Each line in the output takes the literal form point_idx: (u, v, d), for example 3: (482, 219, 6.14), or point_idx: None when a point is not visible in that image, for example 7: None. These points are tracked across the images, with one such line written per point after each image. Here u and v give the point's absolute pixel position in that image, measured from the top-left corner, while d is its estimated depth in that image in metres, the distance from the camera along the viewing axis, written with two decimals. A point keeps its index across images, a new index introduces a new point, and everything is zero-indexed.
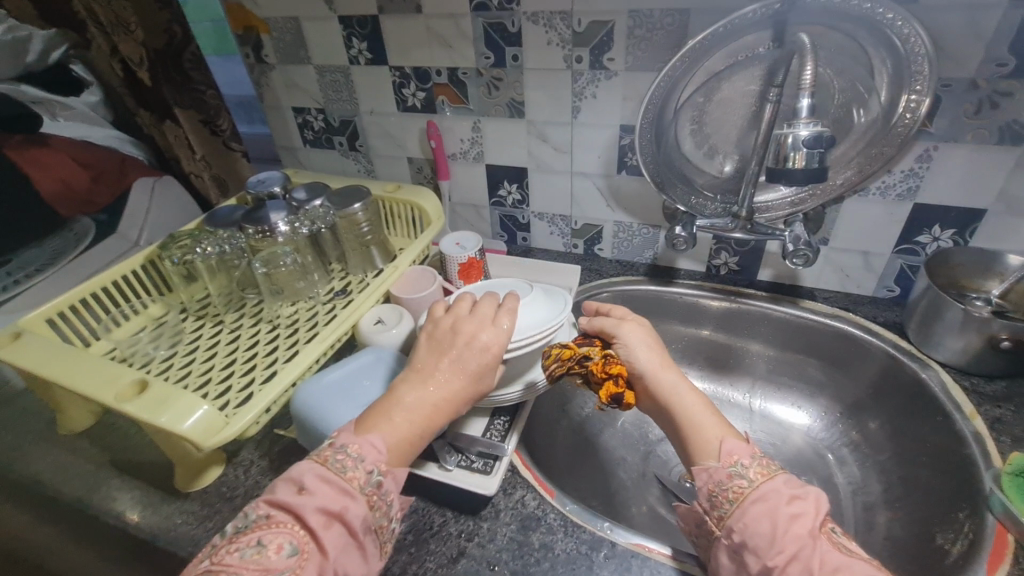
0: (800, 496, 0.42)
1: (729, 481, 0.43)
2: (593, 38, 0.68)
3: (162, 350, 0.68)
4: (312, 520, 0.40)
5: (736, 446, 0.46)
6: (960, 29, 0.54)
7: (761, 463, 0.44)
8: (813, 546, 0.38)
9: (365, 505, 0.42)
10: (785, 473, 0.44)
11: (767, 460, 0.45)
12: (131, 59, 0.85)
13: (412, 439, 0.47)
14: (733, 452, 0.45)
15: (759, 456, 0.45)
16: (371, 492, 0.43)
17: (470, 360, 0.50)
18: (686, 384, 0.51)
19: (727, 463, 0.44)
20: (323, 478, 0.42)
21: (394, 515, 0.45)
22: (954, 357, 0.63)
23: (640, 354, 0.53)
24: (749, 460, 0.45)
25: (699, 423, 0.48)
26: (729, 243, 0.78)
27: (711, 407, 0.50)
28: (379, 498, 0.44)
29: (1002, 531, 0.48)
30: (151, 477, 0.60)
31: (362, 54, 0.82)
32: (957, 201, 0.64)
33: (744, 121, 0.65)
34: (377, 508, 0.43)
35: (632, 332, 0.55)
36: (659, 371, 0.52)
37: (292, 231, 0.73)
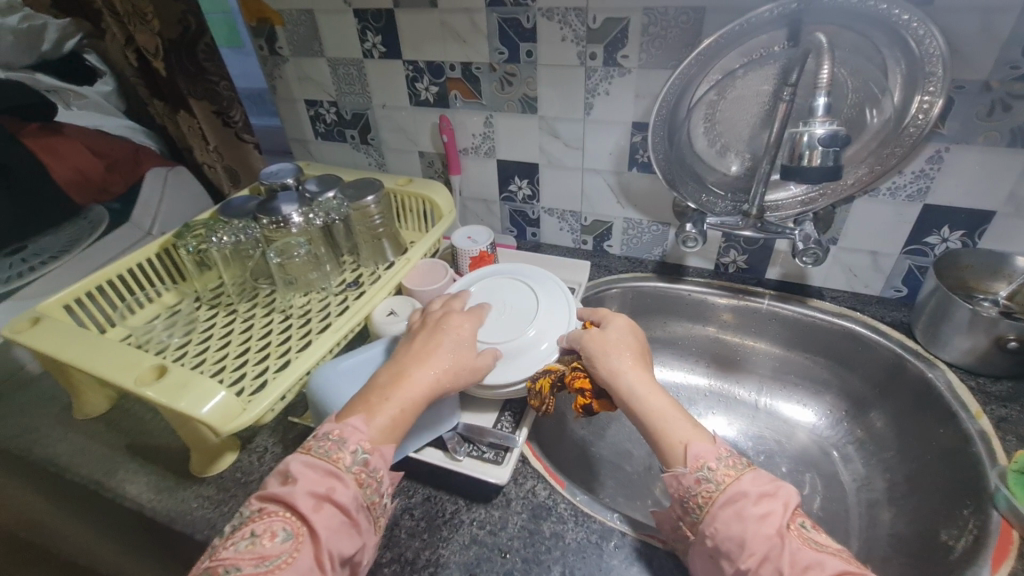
0: (768, 497, 0.41)
1: (697, 486, 0.43)
2: (608, 35, 0.68)
3: (176, 338, 0.68)
4: (302, 505, 0.40)
5: (702, 449, 0.44)
6: (974, 31, 0.54)
7: (728, 464, 0.44)
8: (783, 545, 0.38)
9: (353, 484, 0.43)
10: (752, 471, 0.43)
11: (736, 459, 0.44)
12: (147, 50, 0.85)
13: (394, 417, 0.47)
14: (699, 456, 0.44)
15: (725, 455, 0.44)
16: (358, 471, 0.44)
17: (441, 339, 0.54)
18: (652, 388, 0.51)
19: (693, 467, 0.44)
20: (307, 464, 0.43)
21: (387, 491, 0.46)
22: (961, 356, 0.63)
23: (610, 363, 0.53)
24: (716, 462, 0.44)
25: (668, 427, 0.47)
26: (738, 241, 0.79)
27: (681, 409, 0.49)
28: (369, 475, 0.44)
29: (1007, 528, 0.48)
30: (167, 462, 0.61)
31: (376, 48, 0.82)
32: (967, 203, 0.64)
33: (757, 120, 0.66)
34: (367, 485, 0.44)
35: (598, 340, 0.55)
36: (624, 377, 0.52)
37: (306, 222, 0.73)
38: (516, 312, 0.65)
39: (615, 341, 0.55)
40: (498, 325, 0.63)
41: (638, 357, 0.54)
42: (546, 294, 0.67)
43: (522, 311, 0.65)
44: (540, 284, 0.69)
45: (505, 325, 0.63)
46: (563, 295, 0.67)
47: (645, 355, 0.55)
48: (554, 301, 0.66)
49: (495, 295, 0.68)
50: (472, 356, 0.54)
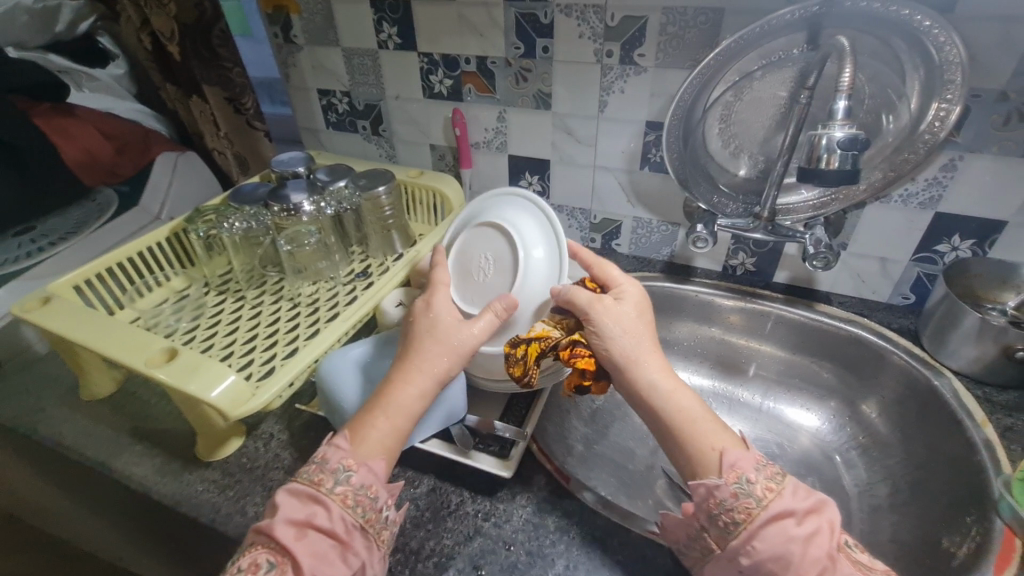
0: (809, 516, 0.41)
1: (735, 500, 0.42)
2: (625, 33, 0.68)
3: (184, 322, 0.69)
4: (283, 533, 0.41)
5: (740, 459, 0.44)
6: (994, 40, 0.54)
7: (768, 475, 0.43)
8: (834, 568, 0.39)
9: (337, 506, 0.43)
10: (791, 483, 0.43)
11: (772, 468, 0.44)
12: (162, 33, 0.86)
13: (380, 431, 0.47)
14: (737, 465, 0.44)
15: (764, 466, 0.44)
16: (342, 492, 0.43)
17: (420, 332, 0.52)
18: (676, 386, 0.49)
19: (731, 478, 0.43)
20: (295, 492, 0.43)
21: (385, 504, 0.45)
22: (967, 365, 0.64)
23: (633, 353, 0.51)
24: (754, 473, 0.43)
25: (700, 431, 0.47)
26: (747, 243, 0.79)
27: (706, 410, 0.49)
28: (357, 493, 0.44)
29: (1010, 536, 0.49)
30: (173, 445, 0.61)
31: (392, 38, 0.82)
32: (978, 212, 0.65)
33: (772, 123, 0.66)
34: (356, 504, 0.43)
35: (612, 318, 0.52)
36: (645, 368, 0.50)
37: (317, 210, 0.73)
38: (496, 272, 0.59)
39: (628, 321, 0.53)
40: (482, 291, 0.58)
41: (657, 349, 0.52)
42: (526, 236, 0.59)
43: (505, 272, 0.58)
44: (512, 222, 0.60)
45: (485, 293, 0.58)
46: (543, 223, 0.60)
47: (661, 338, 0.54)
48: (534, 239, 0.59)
49: (476, 253, 0.61)
50: (463, 335, 0.52)
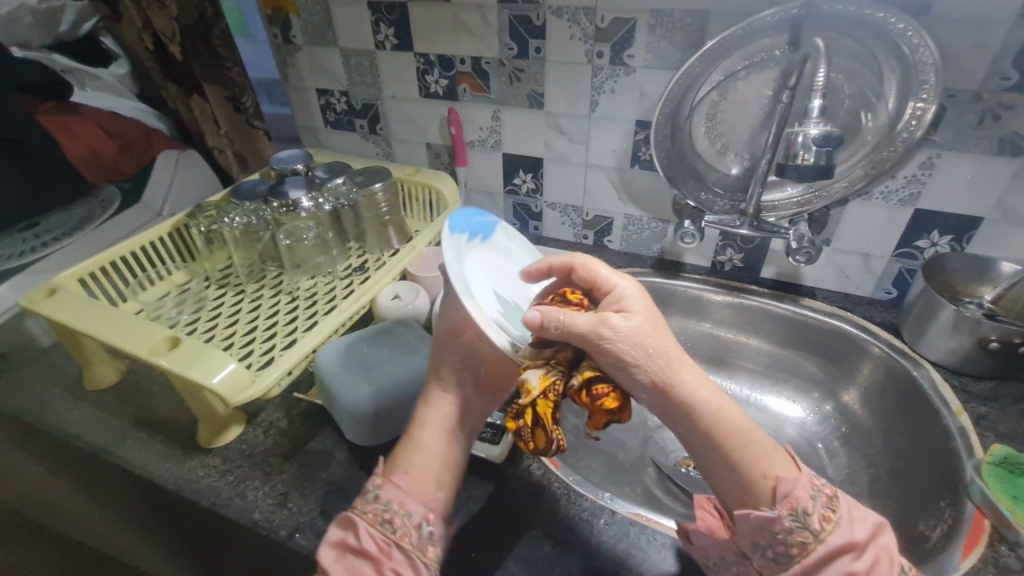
0: (864, 542, 0.41)
1: (790, 534, 0.40)
2: (615, 34, 0.71)
3: (185, 315, 0.70)
4: (325, 555, 0.44)
5: (795, 486, 0.41)
6: (967, 43, 0.56)
7: (824, 502, 0.42)
8: None
9: (367, 524, 0.44)
10: (845, 507, 0.42)
11: (827, 492, 0.42)
12: (164, 34, 0.89)
13: (405, 452, 0.49)
14: (793, 496, 0.41)
15: (820, 491, 0.42)
16: (371, 510, 0.45)
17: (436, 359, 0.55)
18: (719, 402, 0.42)
19: (787, 509, 0.41)
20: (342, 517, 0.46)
21: (421, 518, 0.45)
22: (945, 356, 0.66)
23: (670, 372, 0.41)
24: (810, 501, 0.41)
25: (748, 456, 0.42)
26: (734, 240, 0.81)
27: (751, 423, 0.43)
28: (386, 510, 0.45)
29: (980, 517, 0.51)
30: (175, 433, 0.63)
31: (389, 39, 0.84)
32: (956, 208, 0.67)
33: (756, 122, 0.68)
34: (384, 519, 0.44)
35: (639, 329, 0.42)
36: (687, 392, 0.41)
37: (316, 206, 0.76)
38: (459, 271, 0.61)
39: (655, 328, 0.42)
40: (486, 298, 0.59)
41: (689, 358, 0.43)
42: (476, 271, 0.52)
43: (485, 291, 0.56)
44: (477, 229, 0.61)
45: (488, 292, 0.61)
46: (469, 223, 0.60)
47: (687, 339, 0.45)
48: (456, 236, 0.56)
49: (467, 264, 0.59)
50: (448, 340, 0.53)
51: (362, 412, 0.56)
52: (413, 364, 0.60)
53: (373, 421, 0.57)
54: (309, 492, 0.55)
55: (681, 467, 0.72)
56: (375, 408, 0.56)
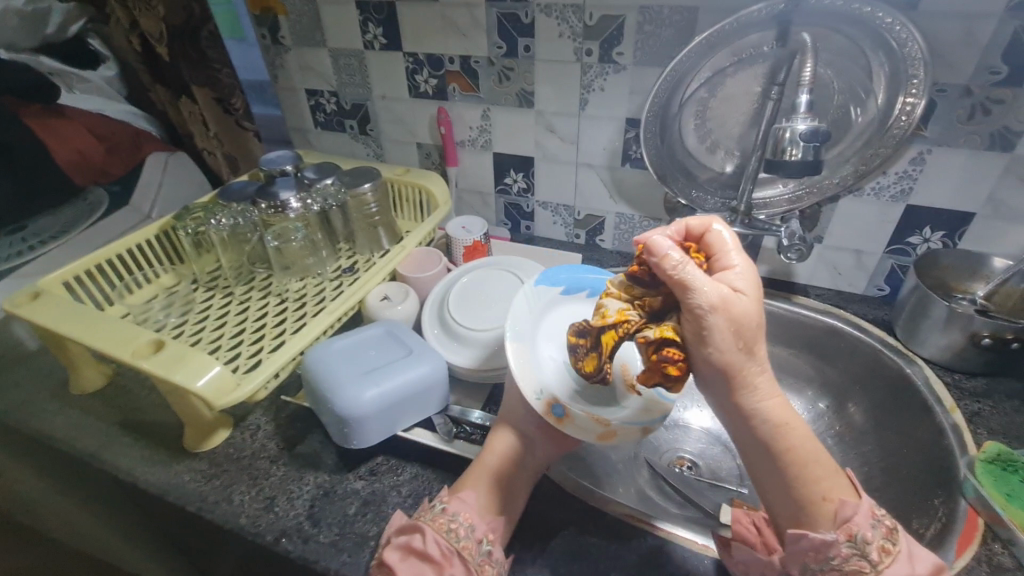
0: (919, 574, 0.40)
1: (845, 559, 0.40)
2: (604, 32, 0.70)
3: (173, 318, 0.70)
4: (391, 555, 0.45)
5: (857, 513, 0.41)
6: (956, 37, 0.56)
7: (884, 534, 0.41)
8: None
9: (432, 530, 0.46)
10: (905, 542, 0.41)
11: (888, 524, 0.42)
12: (151, 34, 0.87)
13: (473, 474, 0.52)
14: (852, 522, 0.41)
15: (880, 521, 0.42)
16: (437, 519, 0.47)
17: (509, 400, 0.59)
18: (788, 415, 0.42)
19: (845, 535, 0.41)
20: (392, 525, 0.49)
21: (482, 535, 0.46)
22: (938, 353, 0.65)
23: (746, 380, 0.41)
24: (870, 531, 0.41)
25: (813, 476, 0.42)
26: (726, 238, 0.81)
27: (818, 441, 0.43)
28: (451, 522, 0.46)
29: (974, 515, 0.50)
30: (162, 437, 0.62)
31: (377, 39, 0.84)
32: (947, 204, 0.66)
33: (746, 119, 0.67)
34: (449, 529, 0.46)
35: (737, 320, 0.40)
36: (752, 400, 0.42)
37: (304, 208, 0.74)
38: (475, 295, 0.67)
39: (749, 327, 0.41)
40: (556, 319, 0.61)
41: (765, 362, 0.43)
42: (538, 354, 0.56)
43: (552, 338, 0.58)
44: (582, 287, 0.63)
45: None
46: (571, 278, 0.64)
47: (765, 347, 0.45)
48: (543, 290, 0.62)
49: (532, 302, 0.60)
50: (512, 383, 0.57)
51: (358, 416, 0.53)
52: (416, 367, 0.56)
53: (366, 425, 0.54)
54: (296, 496, 0.54)
55: (674, 467, 0.72)
56: (371, 413, 0.53)
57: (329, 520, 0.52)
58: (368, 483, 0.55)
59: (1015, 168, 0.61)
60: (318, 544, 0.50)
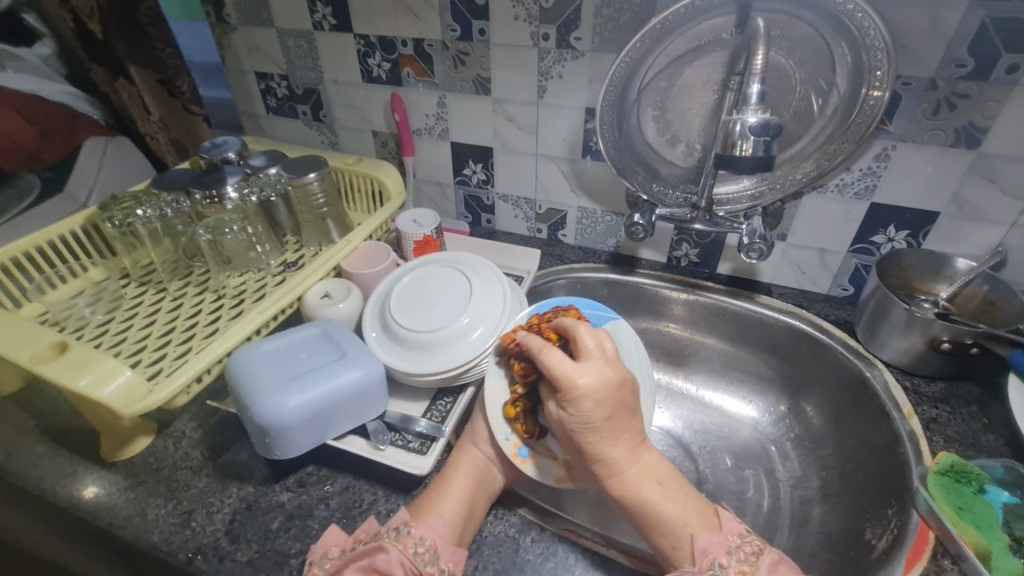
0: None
1: None
2: (560, 16, 0.66)
3: (98, 315, 0.65)
4: None
5: (711, 542, 0.43)
6: (922, 27, 0.53)
7: (741, 557, 0.42)
8: None
9: (398, 554, 0.42)
10: (768, 563, 0.42)
11: (747, 549, 0.43)
12: (82, 10, 0.82)
13: (434, 494, 0.48)
14: (710, 552, 0.42)
15: (737, 547, 0.43)
16: (402, 541, 0.43)
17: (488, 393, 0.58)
18: (641, 476, 0.46)
19: (705, 566, 0.41)
20: (326, 543, 0.45)
21: (445, 565, 0.43)
22: (898, 357, 0.63)
23: (601, 461, 0.46)
24: (727, 556, 0.42)
25: (666, 516, 0.45)
26: (690, 234, 0.78)
27: (678, 488, 0.47)
28: (416, 546, 0.43)
29: (925, 528, 0.48)
30: (76, 444, 0.57)
31: (327, 19, 0.79)
32: (912, 203, 0.64)
33: (706, 110, 0.64)
34: (415, 553, 0.42)
35: (573, 418, 0.45)
36: (611, 467, 0.46)
37: (241, 199, 0.71)
38: (420, 294, 0.63)
39: (588, 425, 0.45)
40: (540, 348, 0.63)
41: (629, 441, 0.47)
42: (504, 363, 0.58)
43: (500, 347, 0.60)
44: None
45: (478, 322, 0.60)
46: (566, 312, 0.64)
47: (629, 423, 0.46)
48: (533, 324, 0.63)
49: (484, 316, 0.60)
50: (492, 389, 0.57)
51: (284, 425, 0.49)
52: (350, 373, 0.52)
53: (294, 436, 0.50)
54: (217, 509, 0.51)
55: None
56: (296, 422, 0.50)
57: (250, 536, 0.48)
58: (295, 495, 0.52)
59: (979, 166, 0.59)
60: (234, 563, 0.46)
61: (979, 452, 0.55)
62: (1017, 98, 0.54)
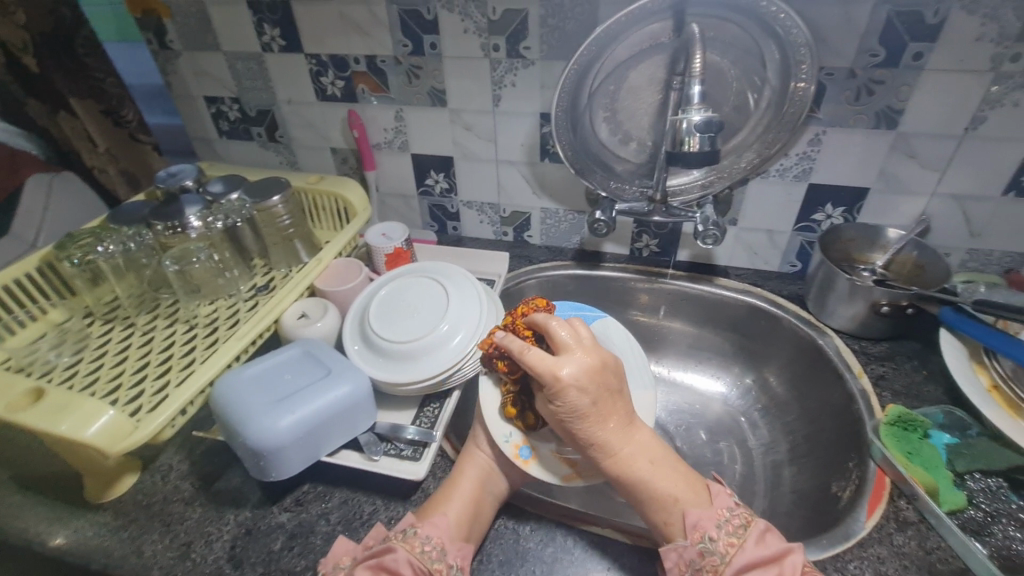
0: (775, 569, 0.40)
1: (701, 560, 0.41)
2: (508, 27, 0.69)
3: (65, 357, 0.63)
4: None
5: (701, 516, 0.43)
6: (837, 23, 0.59)
7: (730, 530, 0.43)
8: None
9: (407, 551, 0.43)
10: (756, 532, 0.42)
11: (735, 522, 0.43)
12: (14, 45, 0.78)
13: (441, 498, 0.50)
14: (699, 526, 0.43)
15: (725, 521, 0.43)
16: (409, 540, 0.45)
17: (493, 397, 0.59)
18: (637, 451, 0.47)
19: (695, 538, 0.42)
20: (336, 554, 0.46)
21: (454, 560, 0.44)
22: (846, 323, 0.69)
23: (599, 445, 0.47)
24: (716, 530, 0.43)
25: (658, 491, 0.46)
26: (649, 226, 0.82)
27: (669, 460, 0.48)
28: (423, 544, 0.44)
29: (881, 475, 0.53)
30: (54, 491, 0.56)
31: (275, 40, 0.79)
32: (845, 182, 0.70)
33: (653, 108, 0.68)
34: (422, 551, 0.44)
35: (562, 408, 0.46)
36: (608, 453, 0.47)
37: (206, 227, 0.71)
38: (398, 306, 0.64)
39: (576, 412, 0.46)
40: None
41: (624, 419, 0.48)
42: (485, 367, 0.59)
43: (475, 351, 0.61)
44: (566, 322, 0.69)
45: (457, 330, 0.62)
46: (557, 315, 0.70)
47: (616, 404, 0.47)
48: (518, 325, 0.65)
49: (458, 324, 0.62)
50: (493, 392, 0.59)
51: (277, 446, 0.50)
52: (336, 389, 0.53)
53: (286, 455, 0.51)
54: (215, 537, 0.51)
55: None
56: (288, 441, 0.50)
57: (253, 560, 0.49)
58: (294, 514, 0.53)
59: (899, 144, 0.65)
60: None
61: (923, 401, 0.61)
62: (924, 81, 0.60)
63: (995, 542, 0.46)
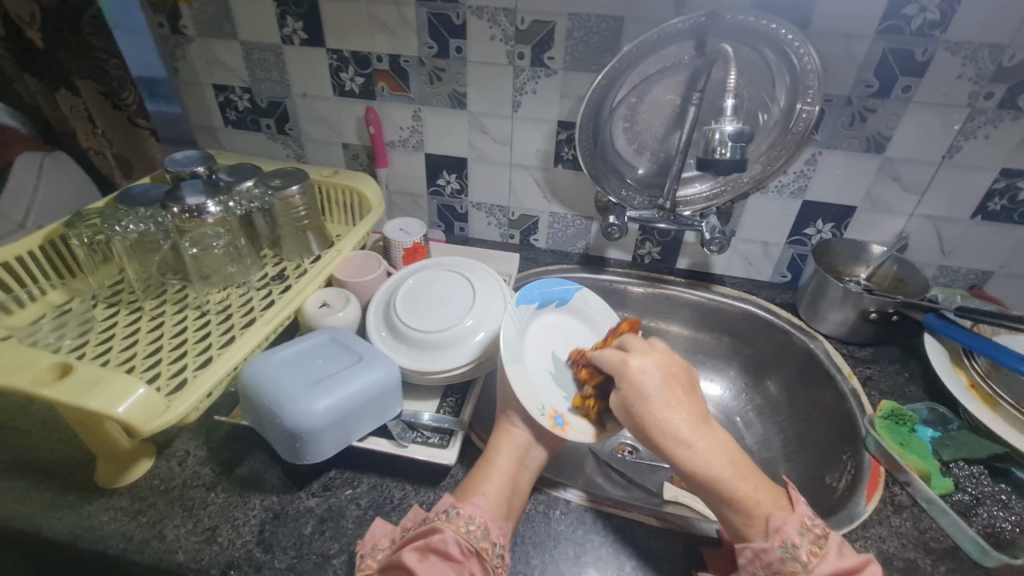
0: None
1: (783, 565, 0.42)
2: (534, 37, 0.72)
3: (69, 339, 0.61)
4: (408, 558, 0.43)
5: (785, 521, 0.44)
6: (839, 54, 0.65)
7: (813, 539, 0.43)
8: None
9: (454, 531, 0.44)
10: (835, 545, 0.43)
11: (818, 531, 0.44)
12: (19, 18, 0.76)
13: (479, 478, 0.51)
14: (783, 530, 0.44)
15: (808, 528, 0.44)
16: (453, 520, 0.45)
17: None
18: (710, 447, 0.48)
19: (778, 541, 0.43)
20: (373, 535, 0.47)
21: (497, 538, 0.46)
22: (835, 329, 0.75)
23: (671, 437, 0.49)
24: (799, 536, 0.43)
25: (731, 488, 0.46)
26: (653, 233, 0.86)
27: (745, 463, 0.48)
28: (467, 525, 0.45)
29: (876, 465, 0.58)
30: (60, 476, 0.53)
31: (297, 33, 0.80)
32: (835, 201, 0.77)
33: (668, 122, 0.72)
34: (467, 531, 0.45)
35: (630, 392, 0.51)
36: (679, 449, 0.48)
37: (224, 211, 0.70)
38: (423, 298, 0.65)
39: (645, 394, 0.50)
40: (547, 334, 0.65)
41: (696, 418, 0.50)
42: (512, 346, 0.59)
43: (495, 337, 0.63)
44: (552, 297, 0.67)
45: (480, 326, 0.63)
46: (543, 292, 0.67)
47: (686, 397, 0.51)
48: (524, 309, 0.64)
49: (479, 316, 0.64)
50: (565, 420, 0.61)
51: (312, 427, 0.50)
52: (370, 374, 0.54)
53: (320, 438, 0.51)
54: (242, 522, 0.50)
55: (618, 454, 0.72)
56: (324, 423, 0.50)
57: (284, 544, 0.49)
58: (322, 499, 0.53)
59: (885, 168, 0.72)
60: (274, 571, 0.46)
61: (906, 401, 0.67)
62: (911, 112, 0.67)
63: (978, 523, 0.52)
